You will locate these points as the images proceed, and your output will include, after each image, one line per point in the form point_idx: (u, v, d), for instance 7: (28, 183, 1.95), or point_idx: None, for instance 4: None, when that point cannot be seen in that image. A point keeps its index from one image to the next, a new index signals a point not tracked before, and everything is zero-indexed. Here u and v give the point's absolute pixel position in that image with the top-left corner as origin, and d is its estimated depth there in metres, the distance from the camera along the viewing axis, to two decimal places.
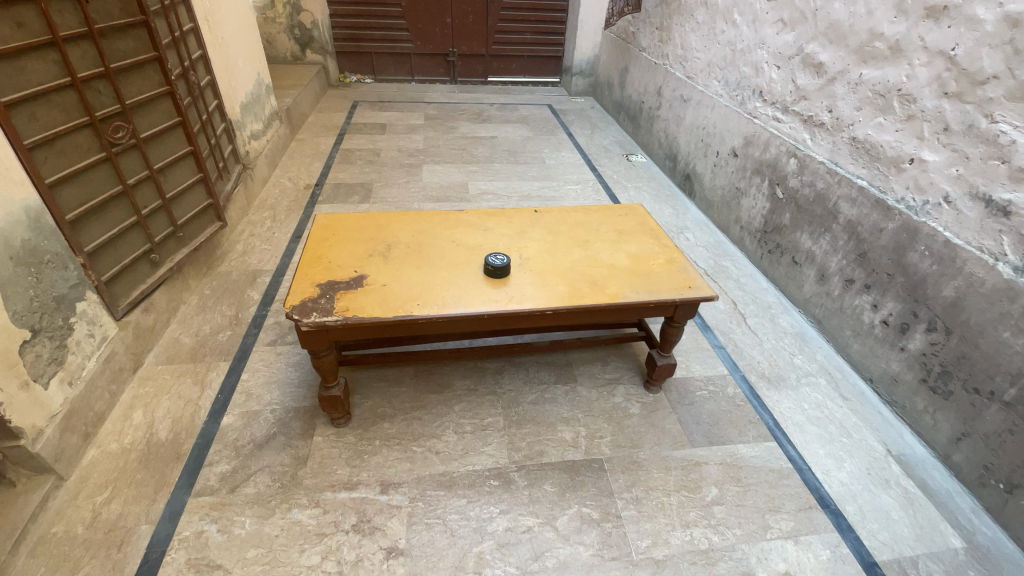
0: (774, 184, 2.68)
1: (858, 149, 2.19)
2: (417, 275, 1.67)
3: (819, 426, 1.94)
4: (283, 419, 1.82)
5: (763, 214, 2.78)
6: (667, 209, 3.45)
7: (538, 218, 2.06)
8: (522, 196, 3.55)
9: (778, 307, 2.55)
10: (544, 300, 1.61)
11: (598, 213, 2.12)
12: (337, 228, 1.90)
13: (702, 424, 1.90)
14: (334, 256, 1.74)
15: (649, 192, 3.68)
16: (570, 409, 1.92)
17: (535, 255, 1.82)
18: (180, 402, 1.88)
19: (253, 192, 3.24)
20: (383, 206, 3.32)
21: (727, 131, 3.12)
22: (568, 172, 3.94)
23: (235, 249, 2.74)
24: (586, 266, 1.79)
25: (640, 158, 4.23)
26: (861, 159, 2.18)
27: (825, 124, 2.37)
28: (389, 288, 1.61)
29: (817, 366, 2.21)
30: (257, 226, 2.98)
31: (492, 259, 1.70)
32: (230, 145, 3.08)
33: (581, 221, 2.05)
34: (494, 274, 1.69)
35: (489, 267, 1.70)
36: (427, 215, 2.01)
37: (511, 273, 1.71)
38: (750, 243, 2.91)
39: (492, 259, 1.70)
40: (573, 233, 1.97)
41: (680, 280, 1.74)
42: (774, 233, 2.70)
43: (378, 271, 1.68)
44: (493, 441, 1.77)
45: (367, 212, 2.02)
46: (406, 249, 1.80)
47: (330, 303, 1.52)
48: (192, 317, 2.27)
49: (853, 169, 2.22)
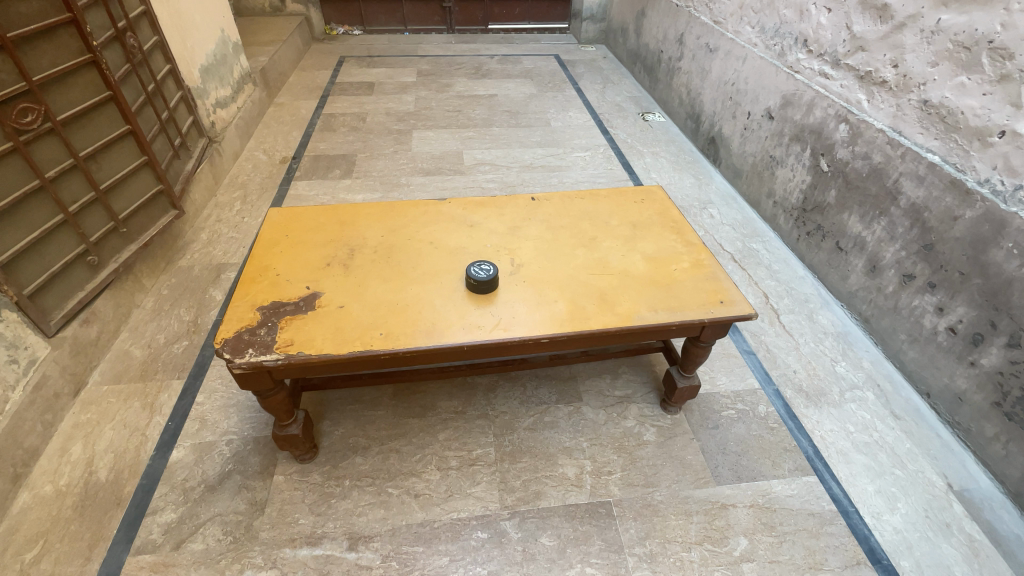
0: (818, 154, 2.28)
1: (929, 115, 1.78)
2: (384, 293, 1.36)
3: (868, 455, 1.65)
4: (241, 453, 1.59)
5: (803, 189, 2.39)
6: (687, 180, 3.04)
7: (535, 209, 1.71)
8: (523, 167, 3.15)
9: (817, 301, 2.22)
10: (540, 325, 1.30)
11: (608, 200, 1.76)
12: (292, 228, 1.59)
13: (727, 454, 1.62)
14: (283, 266, 1.43)
15: (667, 159, 3.26)
16: (573, 436, 1.65)
17: (531, 260, 1.49)
18: (125, 433, 1.65)
19: (222, 168, 2.91)
20: (367, 181, 2.97)
21: (761, 89, 2.67)
22: (576, 137, 3.51)
23: (199, 240, 2.44)
24: (592, 274, 1.46)
25: (657, 117, 3.76)
26: (933, 128, 1.77)
27: (887, 83, 1.94)
28: (348, 311, 1.30)
29: (863, 376, 1.90)
30: (226, 212, 2.67)
31: (474, 270, 1.38)
32: (190, 116, 2.73)
33: (588, 212, 1.70)
34: (477, 290, 1.37)
35: (470, 281, 1.37)
36: (402, 208, 1.68)
37: (500, 287, 1.39)
38: (785, 222, 2.53)
39: (473, 270, 1.38)
40: (577, 228, 1.63)
41: (709, 292, 1.40)
42: (815, 212, 2.32)
43: (335, 287, 1.37)
44: (482, 481, 1.52)
45: (330, 205, 1.69)
46: (374, 255, 1.49)
47: (272, 335, 1.23)
48: (146, 324, 2.01)
49: (922, 140, 1.81)
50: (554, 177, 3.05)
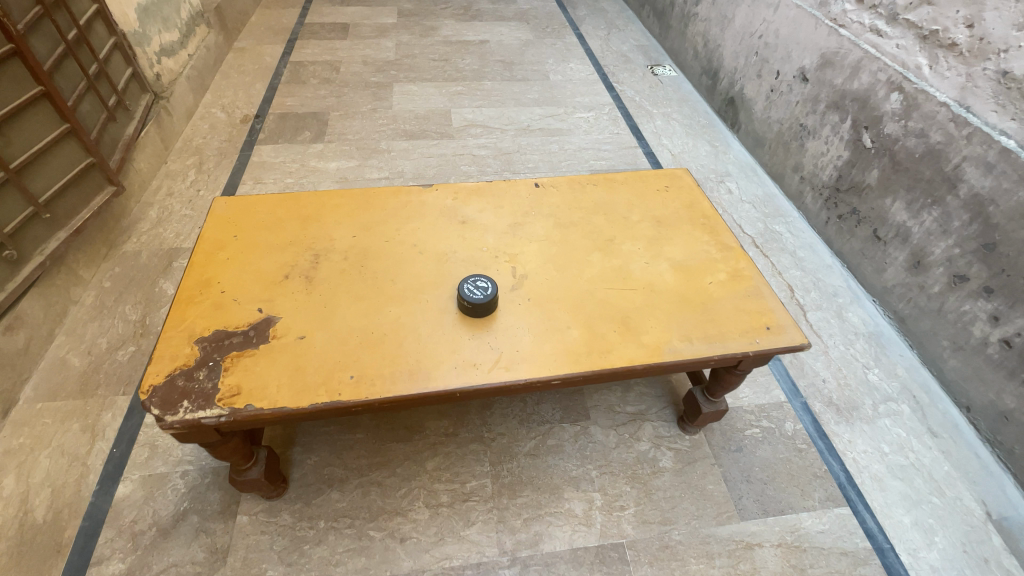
0: (860, 127, 2.00)
1: (1009, 90, 1.50)
2: (355, 318, 1.10)
3: (904, 481, 1.49)
4: (199, 488, 1.37)
5: (838, 166, 2.12)
6: (702, 147, 2.74)
7: (538, 198, 1.43)
8: (519, 131, 2.79)
9: (847, 295, 2.00)
10: (549, 362, 1.05)
11: (626, 188, 1.48)
12: (243, 227, 1.30)
13: (752, 483, 1.45)
14: (229, 281, 1.16)
15: (679, 121, 2.93)
16: (579, 463, 1.46)
17: (536, 270, 1.23)
18: (63, 462, 1.41)
19: (173, 130, 2.53)
20: (341, 145, 2.61)
21: (794, 45, 2.33)
22: (578, 94, 3.12)
23: (147, 220, 2.13)
24: (610, 288, 1.20)
25: (667, 71, 3.37)
26: (1012, 105, 1.49)
27: (956, 46, 1.65)
28: (310, 343, 1.05)
29: (897, 386, 1.72)
30: (179, 185, 2.33)
31: (467, 288, 1.11)
32: (128, 68, 2.32)
33: (603, 203, 1.43)
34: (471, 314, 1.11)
35: (462, 302, 1.11)
36: (378, 199, 1.39)
37: (499, 309, 1.14)
38: (812, 202, 2.28)
39: (466, 288, 1.11)
40: (591, 225, 1.36)
41: (751, 314, 1.16)
42: (851, 193, 2.07)
43: (295, 309, 1.11)
44: (476, 520, 1.34)
45: (291, 194, 1.39)
46: (343, 263, 1.21)
47: (212, 380, 0.98)
48: (86, 325, 1.73)
49: (994, 118, 1.54)
50: (554, 142, 2.71)
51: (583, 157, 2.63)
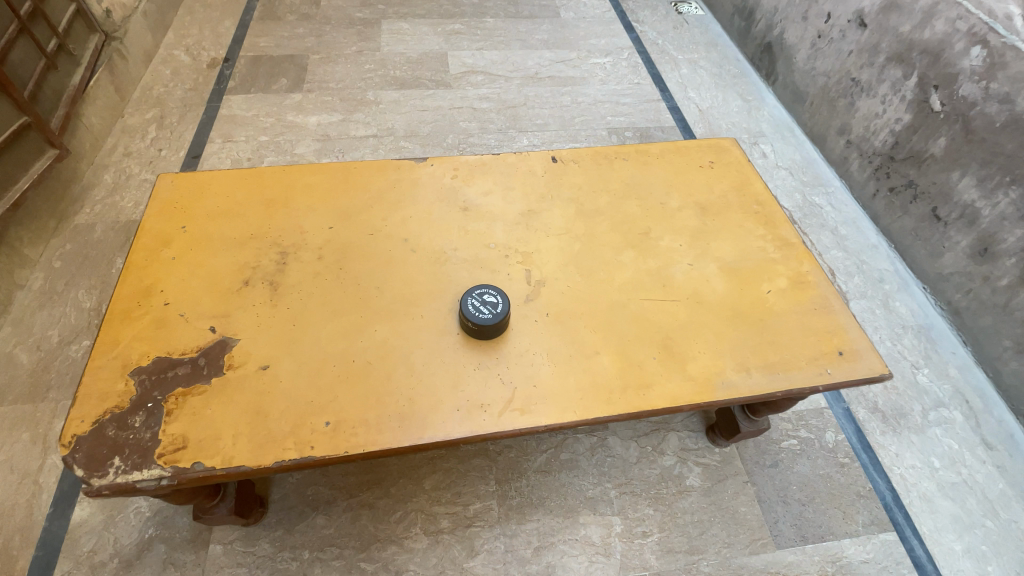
0: (928, 85, 1.72)
1: None
2: (332, 340, 0.88)
3: (956, 501, 1.35)
4: (165, 511, 1.20)
5: (894, 130, 1.85)
6: (733, 101, 2.42)
7: (557, 177, 1.17)
8: (526, 79, 2.44)
9: (894, 281, 1.79)
10: (575, 401, 0.84)
11: (663, 164, 1.22)
12: (194, 215, 1.06)
13: (789, 505, 1.30)
14: (174, 290, 0.93)
15: (707, 69, 2.57)
16: (596, 481, 1.29)
17: (556, 274, 1.00)
18: (12, 480, 1.24)
19: (128, 76, 2.19)
20: (323, 95, 2.27)
21: None
22: (593, 35, 2.73)
23: (102, 186, 1.86)
24: (648, 300, 0.97)
25: (694, 9, 2.96)
26: None
27: None
28: (275, 376, 0.83)
29: (949, 389, 1.54)
30: (138, 144, 2.04)
31: (470, 306, 0.89)
32: (71, 2, 1.95)
33: (635, 184, 1.17)
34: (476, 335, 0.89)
35: (465, 323, 0.89)
36: (360, 177, 1.13)
37: (510, 329, 0.91)
38: (858, 170, 2.01)
39: (469, 306, 0.89)
40: (621, 213, 1.11)
41: (819, 336, 0.96)
42: (908, 163, 1.80)
43: (257, 329, 0.89)
44: (481, 550, 1.19)
45: (252, 170, 1.13)
46: (318, 265, 0.98)
47: (151, 430, 0.78)
48: (34, 314, 1.52)
49: None
50: (566, 94, 2.38)
51: (600, 112, 2.31)
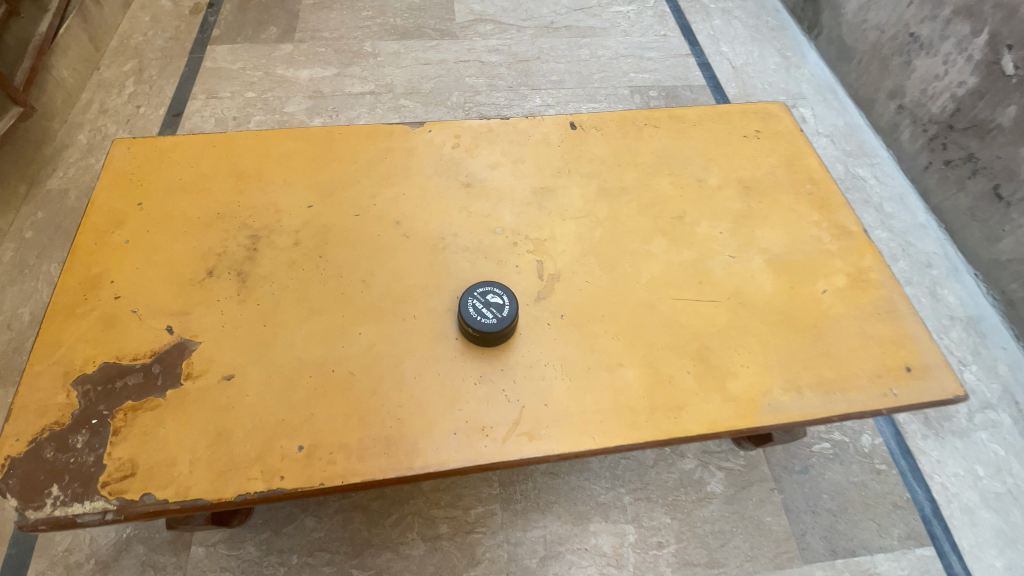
0: (1004, 45, 1.51)
1: None
2: (307, 345, 0.74)
3: (1001, 514, 1.23)
4: None
5: (957, 95, 1.64)
6: (770, 57, 2.17)
7: (577, 147, 1.00)
8: (541, 29, 2.19)
9: (942, 266, 1.61)
10: (593, 423, 0.71)
11: (700, 133, 1.04)
12: (152, 190, 0.91)
13: (819, 515, 1.19)
14: (127, 281, 0.80)
15: (743, 19, 2.30)
16: (609, 485, 1.18)
17: (574, 266, 0.85)
18: None
19: (103, 23, 1.98)
20: (315, 46, 2.06)
21: None
22: None
23: (75, 146, 1.71)
24: (681, 300, 0.82)
25: None
26: None
27: None
28: (239, 389, 0.71)
29: (1000, 388, 1.40)
30: (115, 100, 1.86)
31: (471, 308, 0.75)
32: None
33: (668, 157, 1.00)
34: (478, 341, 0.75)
35: (465, 329, 0.75)
36: (346, 144, 0.97)
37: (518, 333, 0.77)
38: (909, 139, 1.80)
39: (470, 308, 0.75)
40: (651, 192, 0.95)
41: (882, 347, 0.82)
42: (971, 133, 1.60)
43: (222, 330, 0.76)
44: (483, 558, 1.10)
45: (222, 136, 0.98)
46: (295, 252, 0.84)
47: (96, 452, 0.67)
48: (3, 289, 1.40)
49: None
50: (584, 46, 2.14)
51: (622, 68, 2.07)
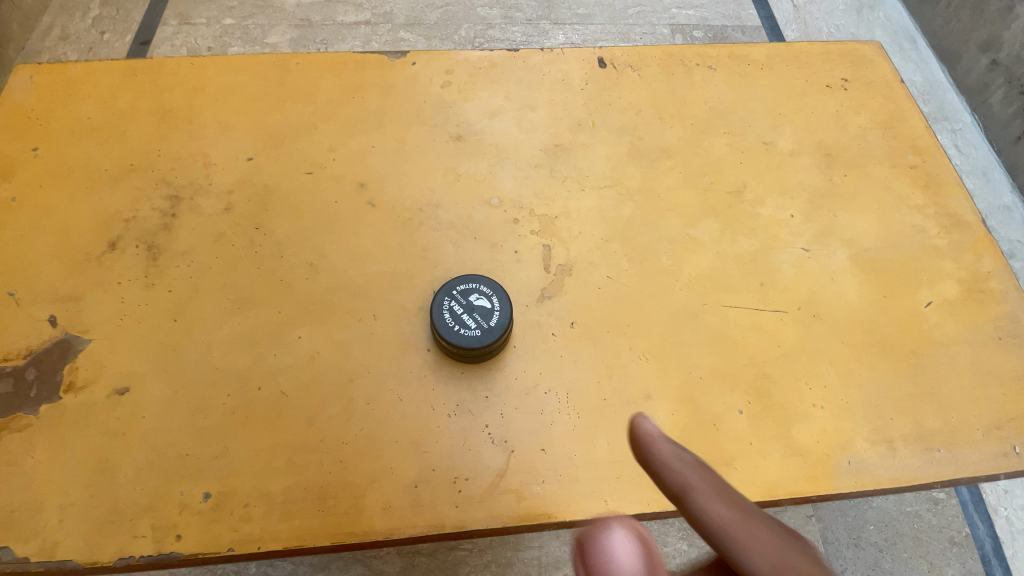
0: None
1: None
2: (228, 351, 0.56)
3: None
4: None
5: None
6: None
7: (605, 92, 0.75)
8: None
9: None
10: (606, 479, 0.52)
11: (769, 80, 0.79)
12: (54, 131, 0.71)
13: (862, 549, 1.01)
14: (8, 253, 0.62)
15: None
16: None
17: (592, 255, 0.64)
18: None
19: None
20: None
21: None
22: None
23: None
24: (734, 308, 0.61)
25: None
26: None
27: None
28: (134, 409, 0.53)
29: None
30: (76, 24, 1.62)
31: (445, 314, 0.56)
32: None
33: (725, 110, 0.76)
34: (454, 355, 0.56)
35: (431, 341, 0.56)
36: (302, 77, 0.74)
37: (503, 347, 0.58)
38: (1001, 103, 1.51)
39: (443, 314, 0.56)
40: (701, 157, 0.71)
41: (1005, 386, 0.60)
42: None
43: (119, 325, 0.57)
44: None
45: (147, 63, 0.76)
46: (224, 220, 0.63)
47: None
48: None
49: None
50: None
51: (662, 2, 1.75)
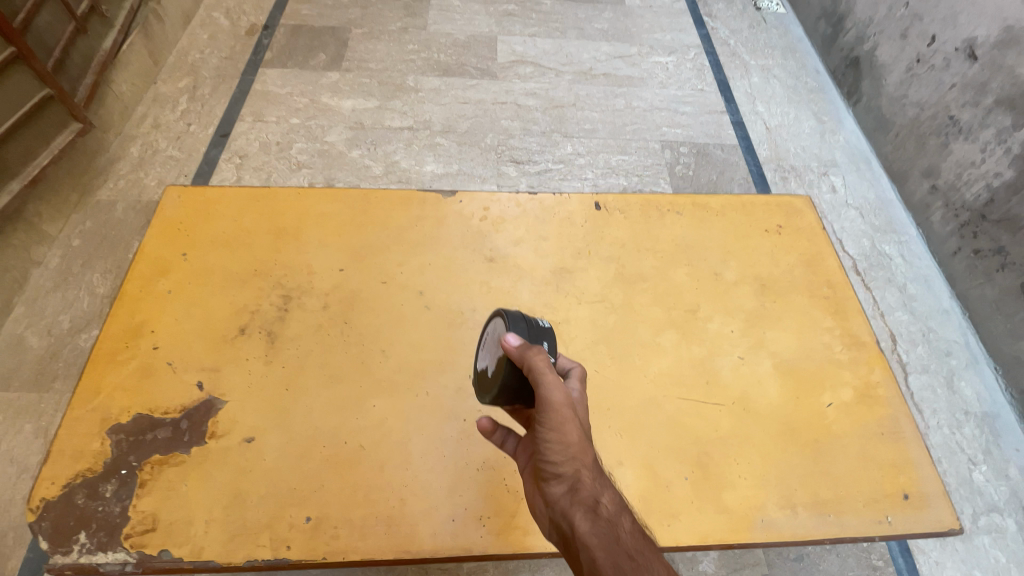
0: (1006, 138, 1.65)
1: None
2: (326, 412, 0.79)
3: None
4: None
5: (992, 186, 1.67)
6: (808, 122, 2.21)
7: (599, 228, 1.03)
8: (579, 75, 2.22)
9: (963, 356, 1.65)
10: None
11: (722, 223, 1.06)
12: (197, 240, 0.96)
13: None
14: (166, 331, 0.86)
15: (783, 82, 2.34)
16: None
17: (584, 354, 0.88)
18: (9, 474, 1.22)
19: (164, 40, 2.13)
20: (361, 76, 2.12)
21: (965, 6, 1.80)
22: (657, 28, 2.47)
23: (127, 159, 1.82)
24: (684, 399, 0.85)
25: (775, 5, 2.67)
26: None
27: None
28: (260, 452, 0.76)
29: (1007, 491, 1.43)
30: (167, 116, 1.97)
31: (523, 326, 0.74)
32: None
33: (687, 246, 1.02)
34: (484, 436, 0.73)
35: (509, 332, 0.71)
36: (380, 207, 1.02)
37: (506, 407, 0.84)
38: (940, 221, 1.84)
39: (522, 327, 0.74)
40: (667, 282, 0.97)
41: (883, 471, 0.82)
42: (998, 226, 1.64)
43: (247, 391, 0.81)
44: None
45: (266, 190, 1.03)
46: (321, 315, 0.88)
47: (123, 500, 0.72)
48: (47, 295, 1.49)
49: None
50: (620, 96, 2.17)
51: (655, 121, 2.11)
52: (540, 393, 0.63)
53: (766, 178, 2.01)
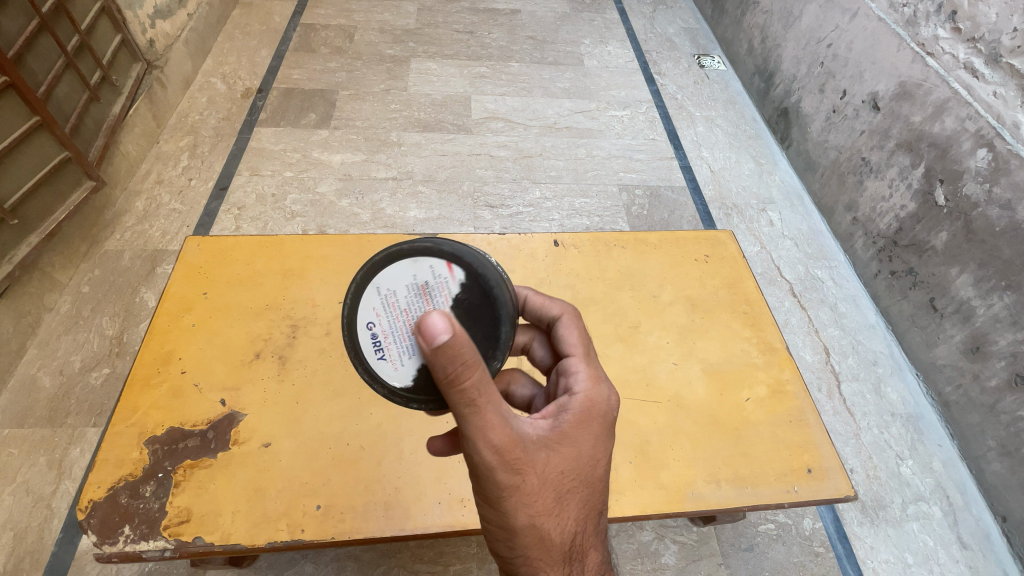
0: (908, 173, 1.89)
1: (1013, 231, 1.54)
2: (331, 422, 0.95)
3: None
4: None
5: (900, 216, 1.92)
6: (747, 163, 2.51)
7: (558, 262, 1.23)
8: (545, 128, 2.50)
9: (888, 364, 1.87)
10: None
11: (660, 255, 1.28)
12: (215, 281, 1.12)
13: None
14: (192, 359, 1.00)
15: (724, 129, 2.66)
16: None
17: None
18: (26, 503, 1.32)
19: (166, 104, 2.29)
20: (348, 133, 2.35)
21: (868, 65, 2.07)
22: (613, 86, 2.79)
23: (133, 212, 1.95)
24: (628, 399, 1.03)
25: (716, 63, 3.03)
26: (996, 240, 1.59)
27: (992, 149, 1.60)
28: (276, 454, 0.91)
29: (931, 481, 1.62)
30: (170, 172, 2.11)
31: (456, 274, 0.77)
32: (117, 35, 2.06)
33: (630, 274, 1.23)
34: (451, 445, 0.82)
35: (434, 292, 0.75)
36: (373, 250, 1.20)
37: None
38: (863, 248, 2.09)
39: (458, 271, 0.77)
40: (614, 305, 1.17)
41: (791, 451, 1.00)
42: (909, 250, 1.88)
43: (263, 404, 0.96)
44: None
45: (273, 238, 1.20)
46: (324, 341, 1.05)
47: (162, 499, 0.86)
48: (59, 338, 1.60)
49: (1006, 251, 1.56)
50: (582, 146, 2.44)
51: (613, 167, 2.38)
52: (502, 444, 0.62)
53: (712, 215, 2.27)
